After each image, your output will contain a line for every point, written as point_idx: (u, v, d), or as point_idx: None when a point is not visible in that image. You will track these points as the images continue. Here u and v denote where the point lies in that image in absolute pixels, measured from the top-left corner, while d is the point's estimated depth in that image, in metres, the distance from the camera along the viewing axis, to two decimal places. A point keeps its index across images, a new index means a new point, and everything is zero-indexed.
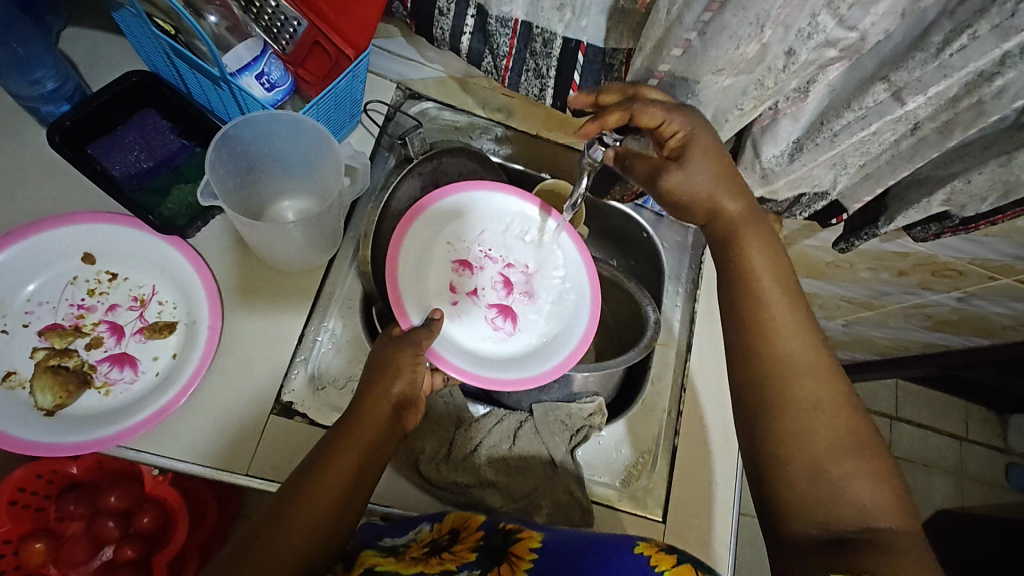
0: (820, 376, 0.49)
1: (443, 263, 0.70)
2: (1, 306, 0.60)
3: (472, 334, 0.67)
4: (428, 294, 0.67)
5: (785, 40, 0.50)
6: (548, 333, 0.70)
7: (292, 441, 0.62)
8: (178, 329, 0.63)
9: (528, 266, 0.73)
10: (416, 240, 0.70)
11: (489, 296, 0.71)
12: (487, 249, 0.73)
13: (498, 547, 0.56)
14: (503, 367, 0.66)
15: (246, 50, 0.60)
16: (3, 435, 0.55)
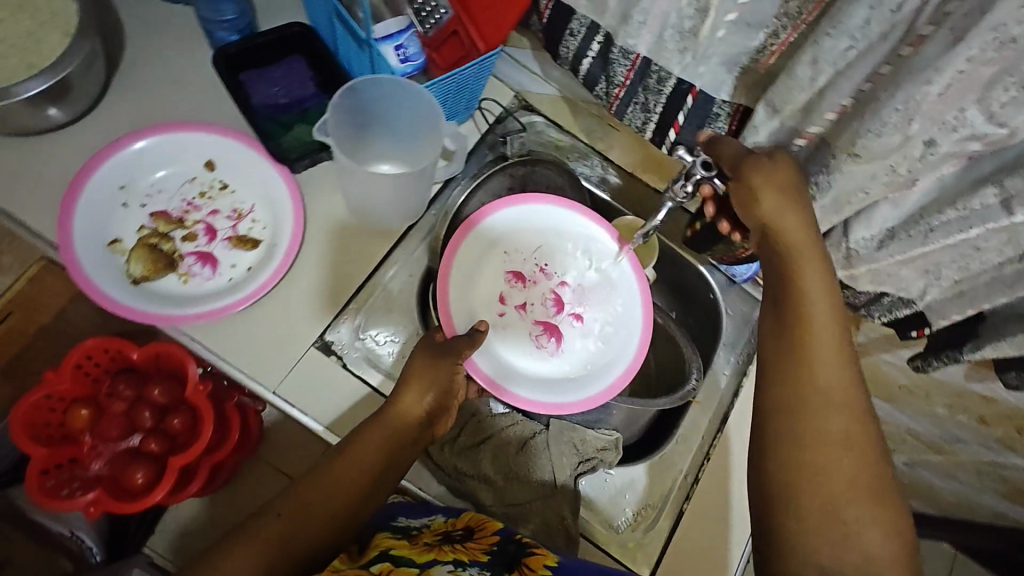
0: (853, 419, 0.50)
1: (497, 274, 0.73)
2: (130, 183, 0.69)
3: (517, 348, 0.71)
4: (479, 303, 0.71)
5: (928, 129, 0.48)
6: (589, 362, 0.72)
7: (322, 376, 0.67)
8: (260, 246, 0.70)
9: (580, 286, 0.75)
10: (474, 245, 0.73)
11: (537, 312, 0.73)
12: (542, 264, 0.75)
13: (512, 555, 0.56)
14: (540, 387, 0.69)
15: (394, 24, 0.68)
16: (94, 288, 0.64)
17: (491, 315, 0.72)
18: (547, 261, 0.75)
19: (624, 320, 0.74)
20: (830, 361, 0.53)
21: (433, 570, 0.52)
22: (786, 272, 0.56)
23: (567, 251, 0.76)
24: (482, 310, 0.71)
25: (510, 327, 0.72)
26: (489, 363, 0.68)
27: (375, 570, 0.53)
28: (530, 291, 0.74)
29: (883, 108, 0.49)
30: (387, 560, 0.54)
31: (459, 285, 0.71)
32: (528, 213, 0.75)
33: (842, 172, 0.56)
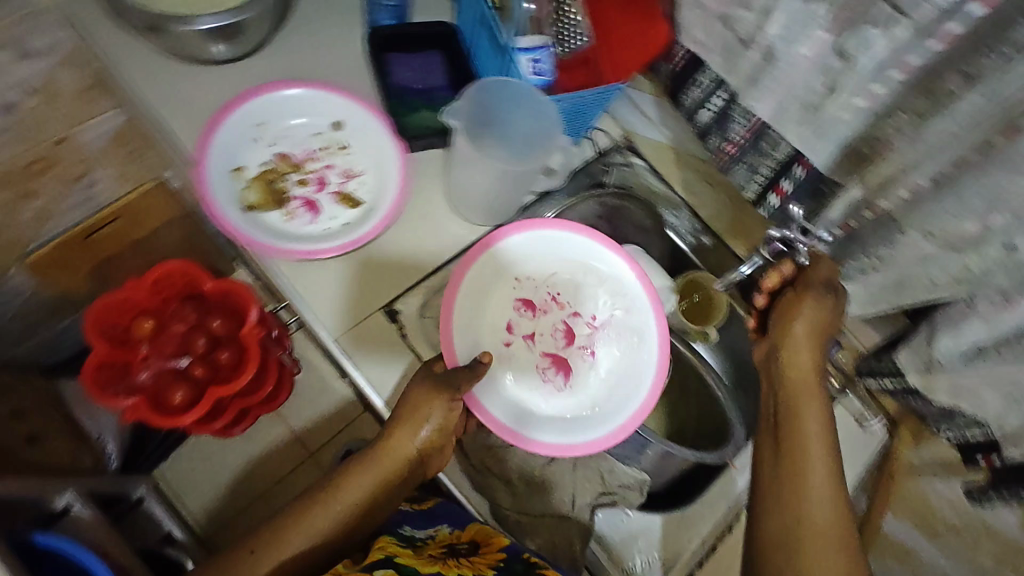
0: (843, 549, 0.57)
1: (507, 300, 0.72)
2: (266, 123, 0.75)
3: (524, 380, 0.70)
4: (485, 327, 0.71)
5: (1010, 229, 0.51)
6: (595, 405, 0.71)
7: (380, 337, 0.72)
8: (360, 206, 0.74)
9: (592, 320, 0.74)
10: (485, 266, 0.72)
11: (545, 343, 0.72)
12: (554, 292, 0.73)
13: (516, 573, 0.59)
14: (544, 424, 0.68)
15: (533, 40, 0.71)
16: (213, 204, 0.70)
17: (496, 344, 0.71)
18: (560, 290, 0.74)
19: (638, 363, 0.72)
20: (826, 474, 0.61)
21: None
22: (789, 407, 0.65)
23: (585, 281, 0.74)
24: (489, 337, 0.71)
25: (517, 361, 0.71)
26: (489, 399, 0.67)
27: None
28: (539, 319, 0.73)
29: (964, 194, 0.53)
30: (390, 568, 0.56)
31: (470, 310, 0.70)
32: (546, 237, 0.73)
33: (901, 244, 0.61)
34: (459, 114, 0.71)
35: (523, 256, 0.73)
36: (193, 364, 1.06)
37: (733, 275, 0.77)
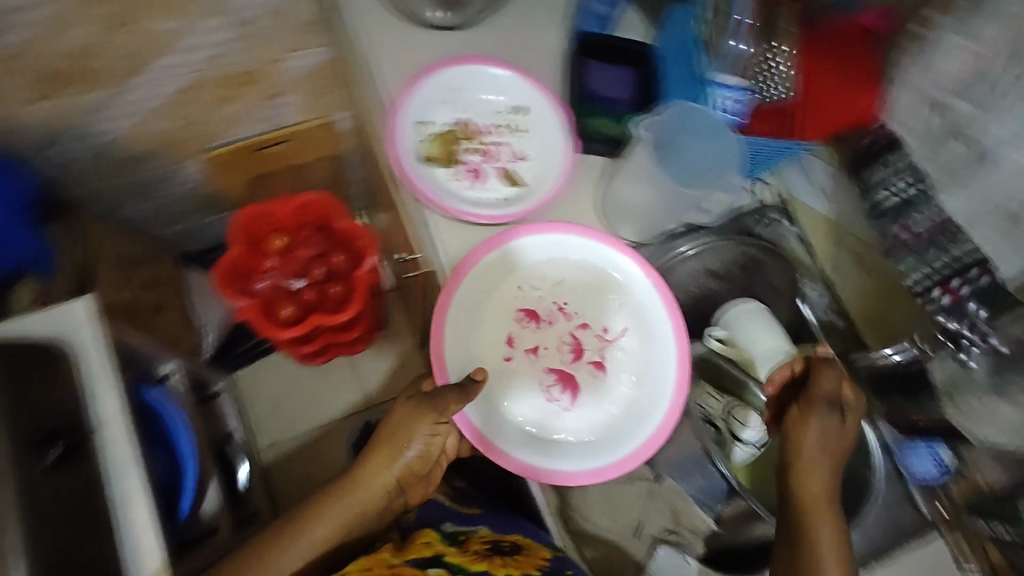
0: None
1: (509, 311, 0.76)
2: (458, 89, 0.80)
3: (525, 394, 0.74)
4: (486, 337, 0.74)
5: None
6: (604, 429, 0.73)
7: (500, 311, 0.76)
8: (521, 188, 0.78)
9: (606, 333, 0.76)
10: (488, 268, 0.75)
11: (551, 359, 0.75)
12: (563, 303, 0.76)
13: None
14: (534, 451, 0.71)
15: (732, 78, 0.76)
16: (398, 151, 0.76)
17: (495, 359, 0.74)
18: (569, 300, 0.77)
19: (655, 384, 0.74)
20: None
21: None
22: (799, 519, 0.67)
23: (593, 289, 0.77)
24: (487, 350, 0.74)
25: (521, 377, 0.74)
26: (491, 430, 0.71)
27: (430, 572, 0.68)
28: (545, 330, 0.76)
29: None
30: (444, 565, 0.70)
31: (474, 322, 0.74)
32: (551, 244, 0.76)
33: None
34: (648, 125, 0.73)
35: (530, 256, 0.76)
36: (308, 289, 1.15)
37: (888, 356, 0.78)
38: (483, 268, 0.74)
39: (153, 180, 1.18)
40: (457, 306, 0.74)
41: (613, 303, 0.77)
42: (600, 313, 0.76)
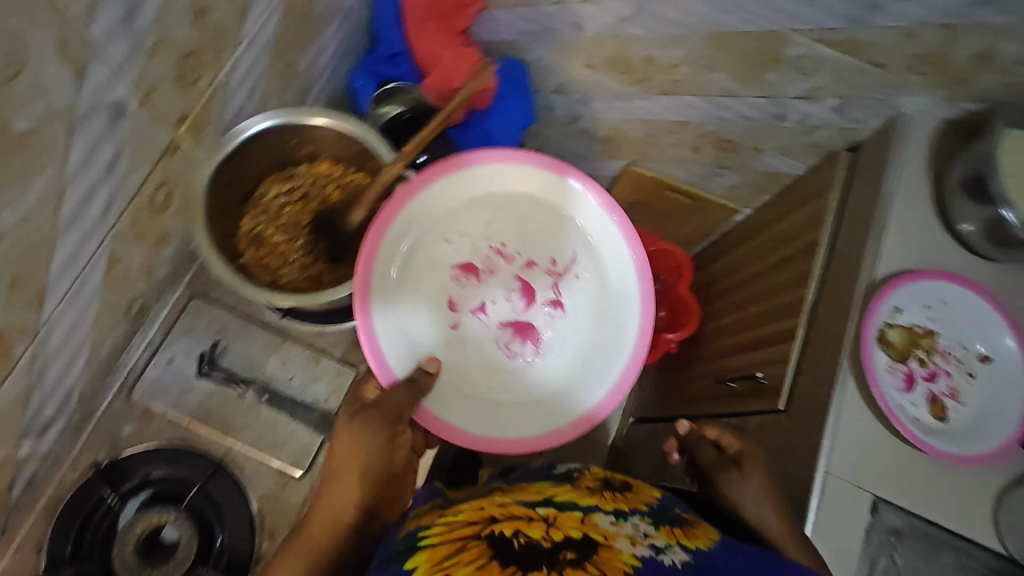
0: None
1: (446, 271, 0.81)
2: (945, 304, 0.80)
3: (488, 352, 0.81)
4: (436, 308, 0.80)
5: None
6: (557, 382, 0.81)
7: (846, 505, 0.72)
8: (942, 423, 0.77)
9: (555, 265, 0.83)
10: (414, 231, 0.79)
11: (499, 313, 0.82)
12: (500, 246, 0.82)
13: (668, 518, 0.70)
14: (489, 415, 0.78)
15: None
16: (867, 318, 0.78)
17: (444, 338, 0.79)
18: (507, 243, 0.83)
19: (623, 286, 0.82)
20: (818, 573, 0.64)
21: (596, 515, 0.68)
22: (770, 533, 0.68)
23: (529, 230, 0.83)
24: (434, 322, 0.79)
25: (473, 339, 0.80)
26: (440, 405, 0.76)
27: (540, 512, 0.67)
28: (485, 282, 0.82)
29: None
30: (550, 505, 0.71)
31: (420, 308, 0.79)
32: (468, 184, 0.81)
33: None
34: None
35: (460, 217, 0.81)
36: None
37: None
38: (411, 241, 0.79)
39: (585, 154, 1.35)
40: (386, 310, 0.77)
41: (556, 237, 0.83)
42: (543, 245, 0.83)
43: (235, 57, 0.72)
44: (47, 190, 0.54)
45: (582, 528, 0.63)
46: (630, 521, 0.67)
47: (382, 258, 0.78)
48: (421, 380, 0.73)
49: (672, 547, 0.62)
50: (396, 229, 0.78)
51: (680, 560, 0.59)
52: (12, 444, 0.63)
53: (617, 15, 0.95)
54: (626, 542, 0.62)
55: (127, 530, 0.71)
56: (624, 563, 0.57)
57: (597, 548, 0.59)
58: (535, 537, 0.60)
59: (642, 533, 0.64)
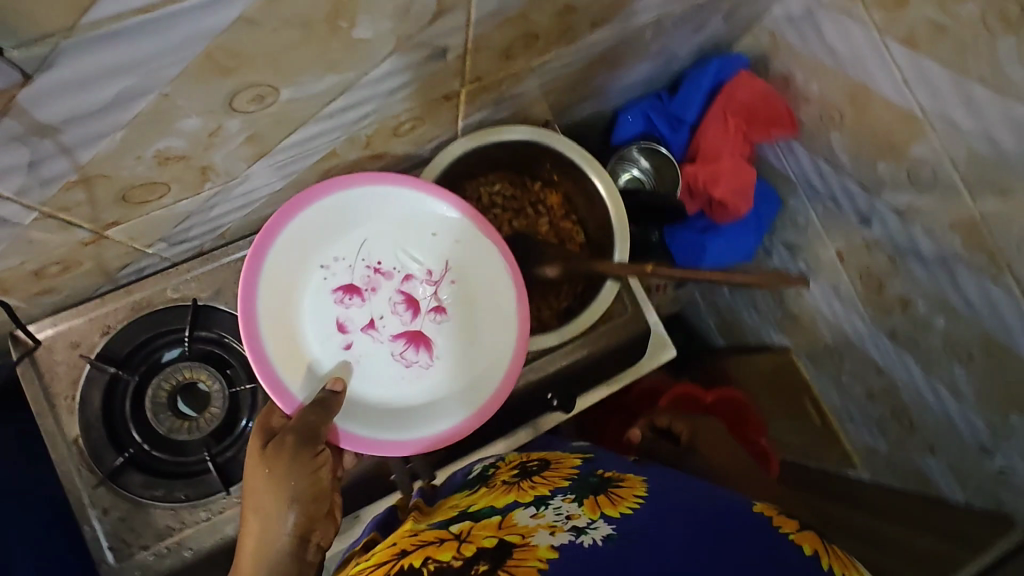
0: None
1: (325, 298, 0.65)
2: None
3: (382, 370, 0.66)
4: (324, 334, 0.65)
5: None
6: (446, 398, 0.66)
7: None
8: None
9: (430, 273, 0.68)
10: (301, 249, 0.64)
11: (389, 326, 0.67)
12: (377, 262, 0.67)
13: (592, 485, 0.62)
14: (388, 413, 0.64)
15: None
16: None
17: (336, 358, 0.65)
18: (383, 257, 0.68)
19: (477, 259, 0.69)
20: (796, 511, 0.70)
21: (515, 512, 0.58)
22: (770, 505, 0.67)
23: (403, 236, 0.68)
24: (321, 343, 0.64)
25: (372, 358, 0.66)
26: (344, 413, 0.62)
27: (454, 530, 0.56)
28: (371, 300, 0.67)
29: None
30: (467, 518, 0.58)
31: (305, 339, 0.64)
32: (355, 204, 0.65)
33: None
34: None
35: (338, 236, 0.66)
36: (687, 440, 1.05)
37: None
38: (298, 257, 0.64)
39: (760, 308, 1.24)
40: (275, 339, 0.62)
41: (419, 238, 0.68)
42: (417, 256, 0.68)
43: (557, 52, 0.68)
44: (334, 86, 0.51)
45: (497, 534, 0.52)
46: (552, 505, 0.58)
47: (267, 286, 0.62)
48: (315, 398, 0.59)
49: (593, 520, 0.53)
50: (279, 259, 0.63)
51: (604, 536, 0.50)
52: (148, 243, 0.63)
53: (915, 245, 0.84)
54: (545, 534, 0.51)
55: (172, 373, 0.68)
56: (539, 560, 0.46)
57: (512, 550, 0.48)
58: (445, 562, 0.48)
59: (564, 516, 0.54)
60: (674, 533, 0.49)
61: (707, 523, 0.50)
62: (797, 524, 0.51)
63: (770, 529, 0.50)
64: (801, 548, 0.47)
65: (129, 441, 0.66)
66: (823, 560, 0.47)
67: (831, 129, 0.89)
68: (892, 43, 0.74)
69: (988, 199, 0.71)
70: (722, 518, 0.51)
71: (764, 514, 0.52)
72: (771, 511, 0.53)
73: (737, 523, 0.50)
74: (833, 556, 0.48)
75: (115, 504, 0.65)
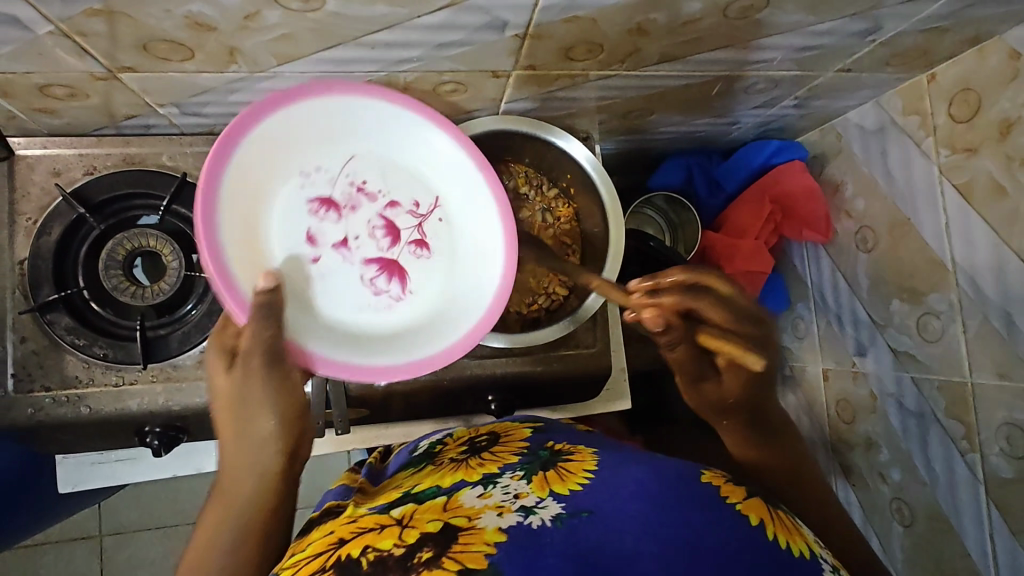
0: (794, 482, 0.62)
1: (301, 217, 0.59)
2: None
3: (350, 298, 0.60)
4: (291, 246, 0.59)
5: None
6: (412, 339, 0.60)
7: None
8: None
9: (418, 205, 0.63)
10: (271, 133, 0.55)
11: (365, 248, 0.61)
12: (361, 180, 0.62)
13: (542, 459, 0.58)
14: (349, 336, 0.58)
15: None
16: None
17: (301, 273, 0.59)
18: (366, 176, 0.62)
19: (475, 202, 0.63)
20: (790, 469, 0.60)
21: (460, 492, 0.55)
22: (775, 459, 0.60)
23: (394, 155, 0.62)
24: (289, 250, 0.58)
25: (333, 283, 0.60)
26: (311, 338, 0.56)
27: (395, 513, 0.53)
28: (349, 217, 0.61)
29: None
30: (406, 499, 0.56)
31: (274, 244, 0.58)
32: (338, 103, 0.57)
33: None
34: None
35: (338, 151, 0.60)
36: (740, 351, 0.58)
37: None
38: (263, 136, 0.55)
39: None
40: (240, 248, 0.54)
41: (408, 162, 0.63)
42: (406, 181, 0.63)
43: (620, 73, 0.67)
44: (383, 17, 0.50)
45: (443, 519, 0.50)
46: (500, 484, 0.55)
47: (247, 191, 0.56)
48: (262, 302, 0.51)
49: (544, 499, 0.51)
50: (251, 146, 0.55)
51: (554, 517, 0.49)
52: (160, 103, 0.63)
53: (899, 393, 0.81)
54: (493, 515, 0.50)
55: (138, 237, 0.67)
56: (486, 545, 0.46)
57: (458, 533, 0.48)
58: (386, 550, 0.47)
59: (513, 496, 0.52)
60: (632, 509, 0.50)
61: (664, 492, 0.52)
62: (743, 493, 0.53)
63: (719, 502, 0.51)
64: (751, 519, 0.50)
65: (72, 285, 0.66)
66: (768, 528, 0.50)
67: (861, 250, 0.87)
68: (948, 187, 0.72)
69: (985, 373, 0.69)
70: (672, 486, 0.52)
71: (713, 485, 0.53)
72: (719, 481, 0.55)
73: (690, 499, 0.51)
74: (775, 520, 0.51)
75: (34, 337, 0.64)
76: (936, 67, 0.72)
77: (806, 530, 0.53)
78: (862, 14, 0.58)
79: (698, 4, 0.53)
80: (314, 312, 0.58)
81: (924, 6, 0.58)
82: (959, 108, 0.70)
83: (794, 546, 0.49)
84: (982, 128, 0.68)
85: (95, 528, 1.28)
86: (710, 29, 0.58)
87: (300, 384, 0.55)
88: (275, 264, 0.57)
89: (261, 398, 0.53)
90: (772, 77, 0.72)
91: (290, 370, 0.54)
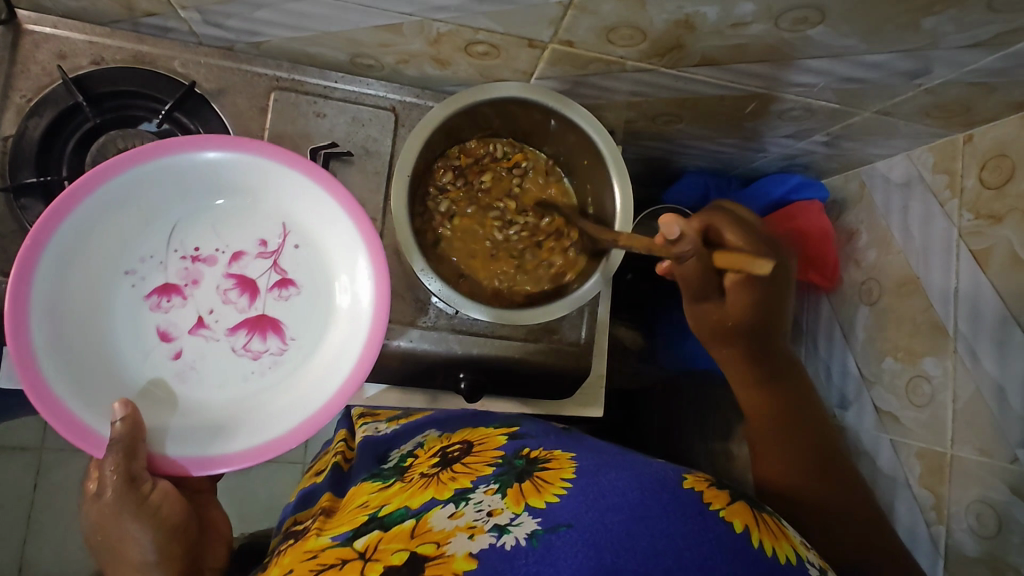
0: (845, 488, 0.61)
1: (144, 313, 0.63)
2: None
3: (222, 368, 0.64)
4: (145, 347, 0.63)
5: None
6: (287, 398, 0.64)
7: None
8: None
9: (266, 246, 0.66)
10: (62, 255, 0.58)
11: (227, 315, 0.65)
12: (192, 251, 0.64)
13: (516, 471, 0.54)
14: (221, 410, 0.63)
15: None
16: None
17: (168, 371, 0.63)
18: (200, 244, 0.64)
19: (326, 232, 0.66)
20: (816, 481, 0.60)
21: (430, 512, 0.51)
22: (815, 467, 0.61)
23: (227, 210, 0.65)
24: (145, 358, 0.62)
25: (206, 364, 0.64)
26: (184, 437, 0.61)
27: (358, 545, 0.49)
28: (194, 295, 0.64)
29: None
30: (374, 521, 0.53)
31: (117, 356, 0.61)
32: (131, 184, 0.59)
33: None
34: None
35: (154, 236, 0.63)
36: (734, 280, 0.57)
37: None
38: (56, 262, 0.58)
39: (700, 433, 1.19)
40: (79, 390, 0.58)
41: (244, 219, 0.65)
42: (247, 231, 0.65)
43: (660, 69, 0.65)
44: None
45: (409, 549, 0.46)
46: (473, 501, 0.51)
47: (74, 331, 0.59)
48: (117, 439, 0.56)
49: (518, 515, 0.48)
50: (52, 263, 0.57)
51: (528, 535, 0.45)
52: (183, 5, 0.59)
53: (875, 452, 0.79)
54: (464, 538, 0.46)
55: (132, 139, 0.66)
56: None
57: (425, 565, 0.44)
58: None
59: (486, 514, 0.48)
60: (609, 525, 0.46)
61: (646, 502, 0.48)
62: (726, 498, 0.50)
63: (701, 508, 0.48)
64: (733, 525, 0.47)
65: (54, 172, 0.63)
66: (753, 534, 0.47)
67: (863, 301, 0.85)
68: (964, 251, 0.71)
69: (965, 447, 0.68)
70: (654, 495, 0.49)
71: (695, 491, 0.50)
72: (701, 485, 0.52)
73: (675, 511, 0.47)
74: (760, 524, 0.48)
75: (4, 220, 0.62)
76: (975, 128, 0.70)
77: (793, 531, 0.51)
78: (914, 52, 0.56)
79: (751, 7, 0.51)
80: (181, 404, 0.62)
81: (979, 56, 0.56)
82: (990, 173, 0.68)
83: (778, 551, 0.46)
84: (1010, 198, 0.66)
85: (36, 441, 1.24)
86: (757, 37, 0.56)
87: (163, 506, 0.60)
88: (134, 387, 0.62)
89: (125, 526, 0.58)
90: (809, 106, 0.70)
91: (144, 490, 0.59)
